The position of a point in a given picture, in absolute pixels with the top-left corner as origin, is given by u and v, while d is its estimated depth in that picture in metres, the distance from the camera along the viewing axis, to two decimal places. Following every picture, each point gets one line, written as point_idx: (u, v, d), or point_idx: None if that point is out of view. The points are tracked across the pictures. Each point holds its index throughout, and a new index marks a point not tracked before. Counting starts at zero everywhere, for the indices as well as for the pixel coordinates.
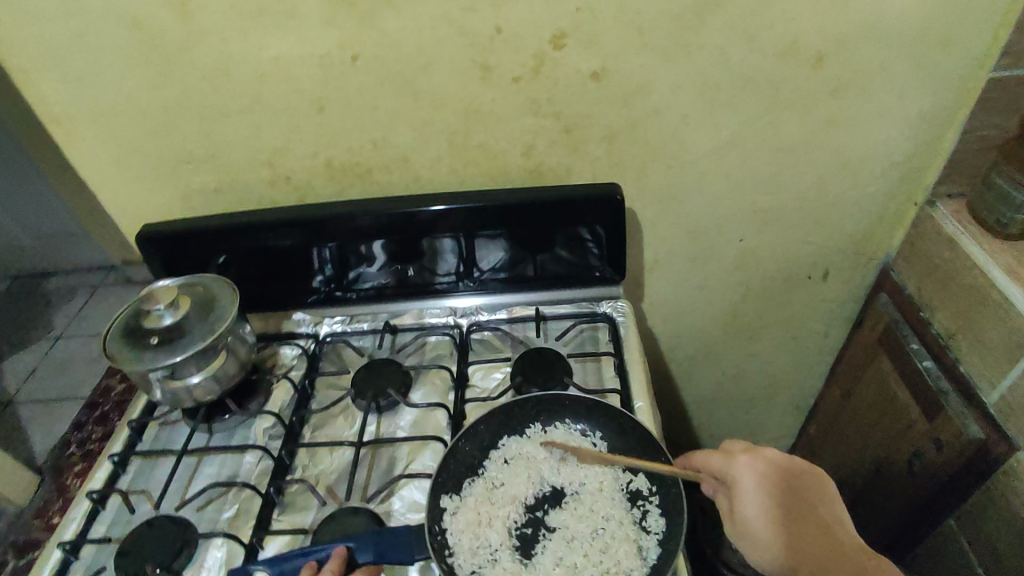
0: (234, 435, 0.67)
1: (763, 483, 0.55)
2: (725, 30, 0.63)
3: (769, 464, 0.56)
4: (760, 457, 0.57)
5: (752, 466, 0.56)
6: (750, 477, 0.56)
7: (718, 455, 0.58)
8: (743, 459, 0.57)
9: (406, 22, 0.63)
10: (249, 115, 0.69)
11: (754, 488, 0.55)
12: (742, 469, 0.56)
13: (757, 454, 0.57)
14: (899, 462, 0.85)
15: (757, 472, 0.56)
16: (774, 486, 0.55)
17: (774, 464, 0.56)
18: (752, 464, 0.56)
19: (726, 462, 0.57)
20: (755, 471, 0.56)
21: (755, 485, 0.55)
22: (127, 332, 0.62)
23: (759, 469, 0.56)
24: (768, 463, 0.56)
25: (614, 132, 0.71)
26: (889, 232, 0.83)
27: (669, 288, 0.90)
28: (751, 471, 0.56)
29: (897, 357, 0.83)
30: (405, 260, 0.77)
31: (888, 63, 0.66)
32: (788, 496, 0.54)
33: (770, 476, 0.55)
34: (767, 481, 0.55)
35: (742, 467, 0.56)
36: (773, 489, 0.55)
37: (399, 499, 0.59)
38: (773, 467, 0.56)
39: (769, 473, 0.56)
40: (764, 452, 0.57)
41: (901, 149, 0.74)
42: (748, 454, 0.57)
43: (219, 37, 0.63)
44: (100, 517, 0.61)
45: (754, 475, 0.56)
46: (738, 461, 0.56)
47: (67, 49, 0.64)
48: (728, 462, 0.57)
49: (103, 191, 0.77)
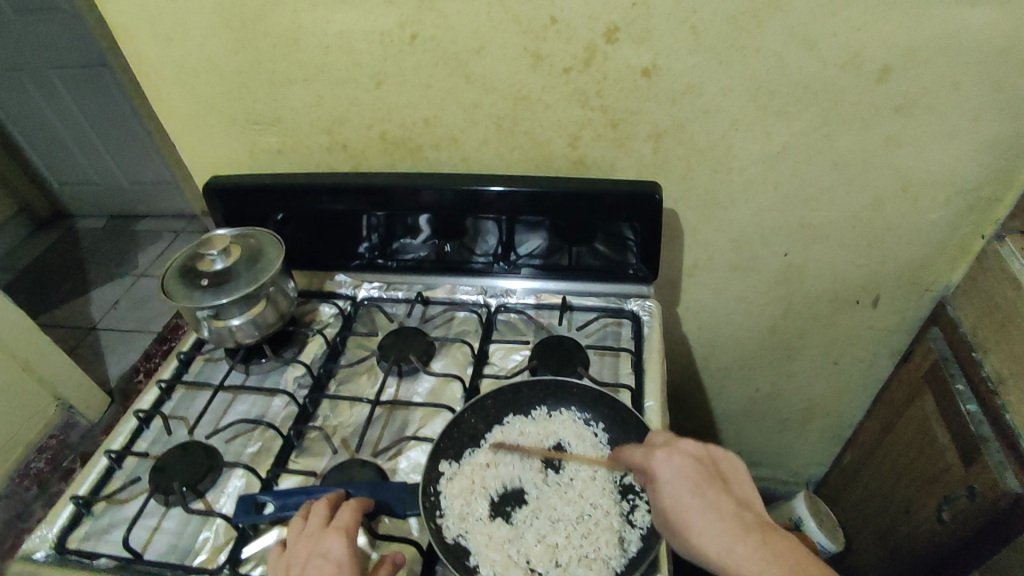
0: (267, 379, 0.73)
1: (679, 476, 0.48)
2: (784, 35, 0.61)
3: (686, 457, 0.49)
4: (675, 450, 0.49)
5: (667, 459, 0.49)
6: (665, 474, 0.48)
7: (637, 451, 0.51)
8: (659, 454, 0.49)
9: (464, 6, 0.65)
10: (313, 83, 0.74)
11: (670, 478, 0.48)
12: (659, 464, 0.49)
13: (676, 447, 0.50)
14: (930, 505, 0.81)
15: (673, 465, 0.48)
16: (690, 479, 0.48)
17: (691, 455, 0.49)
18: (669, 458, 0.49)
19: (643, 456, 0.51)
20: (672, 466, 0.48)
21: (671, 479, 0.48)
22: (183, 274, 0.68)
23: (675, 463, 0.48)
24: (684, 456, 0.49)
25: (661, 130, 0.71)
26: (950, 263, 0.79)
27: (706, 295, 0.89)
28: (668, 466, 0.48)
29: (940, 395, 0.79)
30: (446, 237, 0.80)
31: (961, 83, 0.62)
32: (707, 488, 0.47)
33: (685, 469, 0.48)
34: (685, 475, 0.48)
35: (658, 461, 0.49)
36: (690, 483, 0.47)
37: (406, 459, 0.62)
38: (688, 459, 0.49)
39: (684, 466, 0.48)
40: (680, 444, 0.50)
41: (971, 177, 0.70)
42: (665, 446, 0.50)
43: (291, 9, 0.68)
44: (143, 434, 0.67)
45: (669, 468, 0.48)
46: (654, 455, 0.49)
47: (159, 10, 0.70)
48: (646, 457, 0.50)
49: (181, 142, 0.84)
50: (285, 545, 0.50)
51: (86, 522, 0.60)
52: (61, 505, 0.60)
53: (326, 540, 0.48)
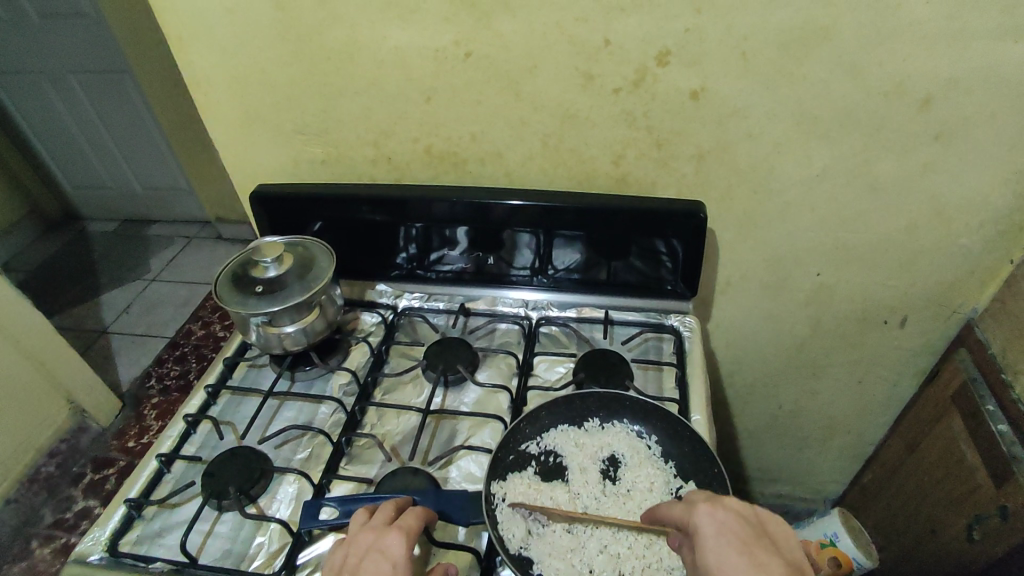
0: (313, 386, 0.74)
1: (723, 532, 0.45)
2: (831, 64, 0.64)
3: (731, 512, 0.46)
4: (720, 504, 0.47)
5: (712, 513, 0.46)
6: (709, 529, 0.45)
7: (678, 505, 0.49)
8: (702, 508, 0.47)
9: (519, 26, 0.67)
10: (364, 97, 0.75)
11: (715, 535, 0.45)
12: (702, 517, 0.46)
13: (719, 501, 0.47)
14: (957, 523, 0.82)
15: (718, 519, 0.46)
16: (737, 538, 0.44)
17: (736, 512, 0.46)
18: (713, 511, 0.46)
19: (686, 511, 0.48)
20: (717, 519, 0.46)
21: (714, 537, 0.45)
22: (235, 279, 0.69)
23: (720, 517, 0.46)
24: (729, 512, 0.46)
25: (704, 151, 0.73)
26: (979, 287, 0.81)
27: (737, 312, 0.90)
28: (711, 520, 0.45)
29: (969, 415, 0.81)
30: (485, 249, 0.81)
31: (1000, 113, 0.64)
32: (753, 547, 0.44)
33: (730, 523, 0.45)
34: (728, 531, 0.45)
35: (701, 515, 0.46)
36: (735, 540, 0.44)
37: (456, 468, 0.63)
38: (735, 517, 0.46)
39: (730, 521, 0.45)
40: (727, 501, 0.47)
41: (1005, 204, 0.72)
42: (708, 501, 0.47)
43: (348, 25, 0.69)
44: (190, 438, 0.68)
45: (712, 522, 0.45)
46: (698, 510, 0.47)
47: (216, 22, 0.71)
48: (688, 511, 0.47)
49: (225, 150, 0.85)
50: (346, 536, 0.51)
51: (138, 525, 0.60)
52: (113, 507, 0.60)
53: (388, 534, 0.49)
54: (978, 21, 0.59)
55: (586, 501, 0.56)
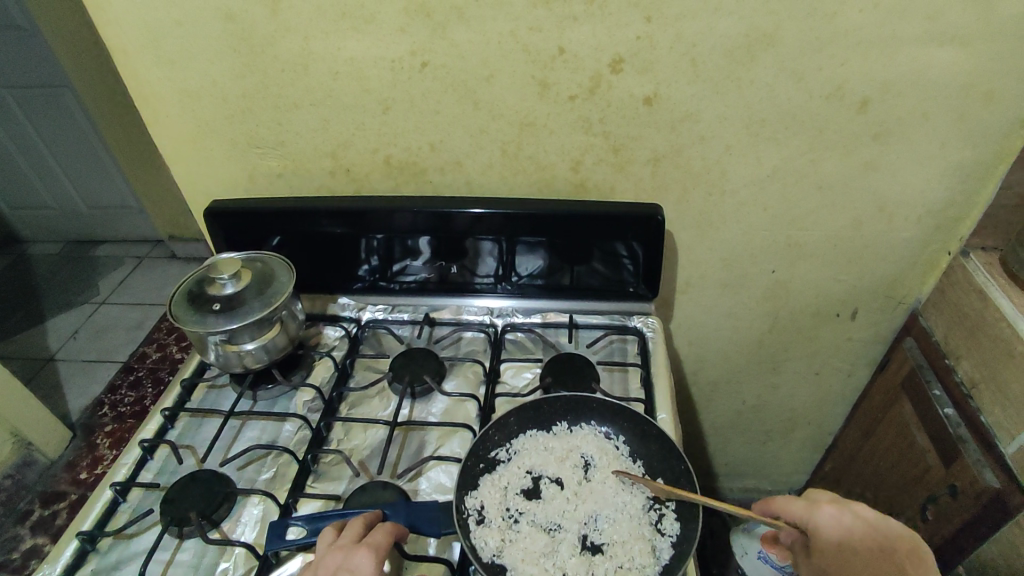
0: (277, 404, 0.72)
1: (849, 535, 0.53)
2: (776, 68, 0.66)
3: (859, 519, 0.54)
4: (850, 510, 0.55)
5: (837, 516, 0.55)
6: (833, 528, 0.54)
7: (797, 503, 0.57)
8: (829, 508, 0.55)
9: (474, 36, 0.67)
10: (320, 109, 0.75)
11: (837, 534, 0.54)
12: (825, 517, 0.55)
13: (849, 507, 0.55)
14: (913, 505, 0.85)
15: (843, 523, 0.54)
16: (862, 542, 0.53)
17: (868, 521, 0.54)
18: (838, 514, 0.55)
19: (809, 508, 0.56)
20: (840, 522, 0.54)
21: (838, 535, 0.54)
22: (191, 298, 0.67)
23: (845, 522, 0.54)
24: (857, 518, 0.55)
25: (659, 155, 0.74)
26: (921, 278, 0.85)
27: (698, 312, 0.92)
28: (835, 521, 0.54)
29: (917, 400, 0.85)
30: (448, 258, 0.81)
31: (932, 113, 0.68)
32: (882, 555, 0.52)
33: (856, 528, 0.54)
34: (857, 534, 0.53)
35: (826, 516, 0.55)
36: (860, 546, 0.53)
37: (426, 479, 0.62)
38: (862, 524, 0.54)
39: (856, 526, 0.54)
40: (856, 507, 0.55)
41: (940, 199, 0.76)
42: (838, 505, 0.56)
43: (301, 36, 0.69)
44: (147, 465, 0.65)
45: (838, 523, 0.54)
46: (824, 509, 0.55)
47: (163, 35, 0.69)
48: (811, 510, 0.56)
49: (176, 165, 0.82)
50: (314, 558, 0.50)
51: (92, 559, 0.58)
52: (64, 543, 0.57)
53: (357, 552, 0.48)
54: (908, 27, 0.62)
55: (558, 505, 0.56)
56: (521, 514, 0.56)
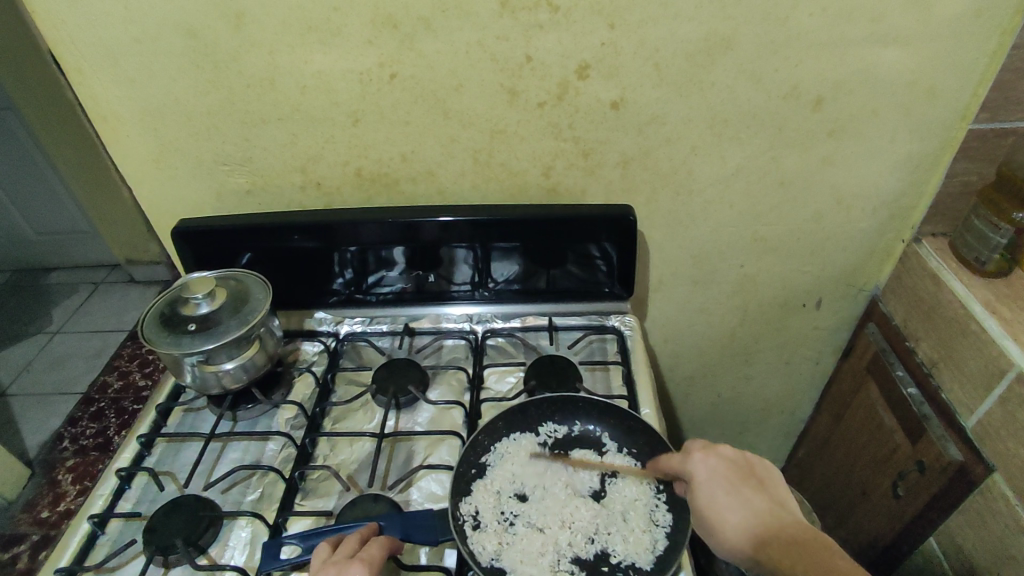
0: (257, 423, 0.70)
1: (714, 478, 0.53)
2: (734, 70, 0.69)
3: (721, 458, 0.54)
4: (712, 451, 0.55)
5: (705, 462, 0.54)
6: (705, 476, 0.54)
7: (674, 458, 0.57)
8: (697, 455, 0.55)
9: (442, 46, 0.68)
10: (289, 123, 0.74)
11: (709, 480, 0.53)
12: (695, 464, 0.54)
13: (713, 449, 0.55)
14: (884, 484, 0.88)
15: (710, 465, 0.54)
16: (726, 482, 0.53)
17: (728, 457, 0.55)
18: (705, 458, 0.54)
19: (682, 459, 0.56)
20: (708, 466, 0.54)
21: (706, 479, 0.53)
22: (163, 319, 0.66)
23: (712, 463, 0.54)
24: (720, 458, 0.55)
25: (627, 158, 0.76)
26: (878, 265, 0.89)
27: (671, 309, 0.95)
28: (704, 465, 0.54)
29: (883, 382, 0.88)
30: (424, 267, 0.82)
31: (881, 108, 0.72)
32: (745, 488, 0.52)
33: (719, 467, 0.54)
34: (720, 472, 0.53)
35: (696, 462, 0.54)
36: (725, 483, 0.53)
37: (417, 489, 0.62)
38: (725, 462, 0.54)
39: (722, 468, 0.54)
40: (719, 448, 0.55)
41: (893, 189, 0.80)
42: (702, 449, 0.55)
43: (267, 51, 0.68)
44: (126, 494, 0.63)
45: (708, 470, 0.54)
46: (692, 458, 0.55)
47: (123, 53, 0.68)
48: (683, 462, 0.55)
49: (140, 186, 0.80)
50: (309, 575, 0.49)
51: None
52: None
53: (351, 566, 0.47)
54: (854, 29, 0.66)
55: (551, 505, 0.57)
56: (516, 517, 0.56)
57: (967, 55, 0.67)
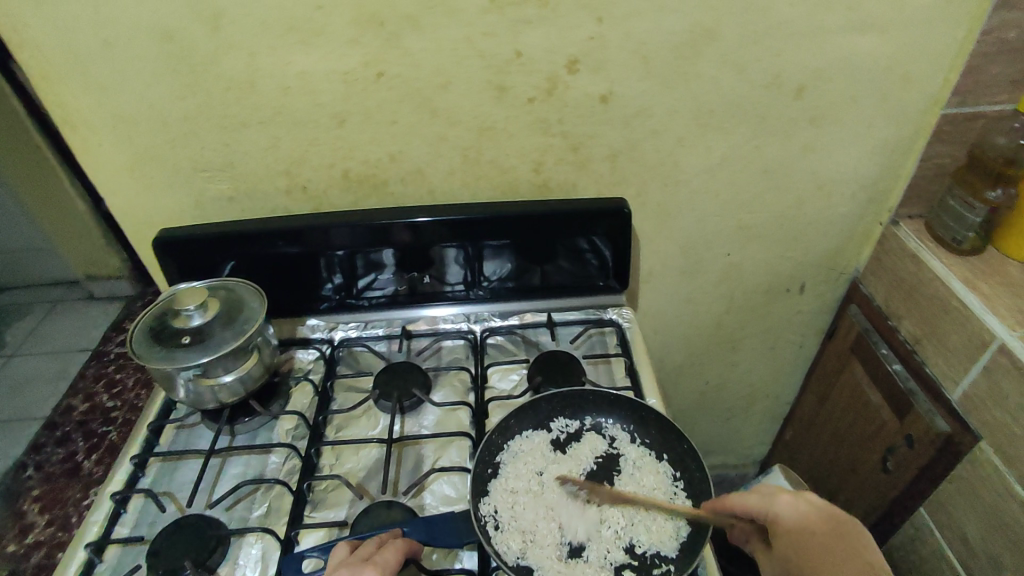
0: (257, 437, 0.68)
1: (808, 523, 0.52)
2: (719, 62, 0.70)
3: (813, 507, 0.53)
4: (804, 497, 0.54)
5: (793, 503, 0.53)
6: (790, 514, 0.53)
7: (754, 497, 0.55)
8: (785, 496, 0.54)
9: (429, 44, 0.66)
10: (270, 126, 0.71)
11: (796, 520, 0.52)
12: (784, 507, 0.53)
13: (802, 495, 0.54)
14: (873, 459, 0.91)
15: (798, 509, 0.53)
16: (814, 523, 0.52)
17: (820, 507, 0.53)
18: (795, 502, 0.53)
19: (765, 498, 0.54)
20: (797, 507, 0.53)
21: (798, 524, 0.52)
22: (153, 334, 0.63)
23: (800, 507, 0.53)
24: (808, 503, 0.54)
25: (616, 151, 0.77)
26: (857, 248, 0.92)
27: (661, 300, 0.96)
28: (792, 506, 0.53)
29: (868, 361, 0.91)
30: (417, 268, 0.80)
31: (858, 96, 0.74)
32: (838, 541, 0.50)
33: (812, 515, 0.52)
34: (813, 519, 0.52)
35: (782, 503, 0.53)
36: (822, 537, 0.50)
37: (430, 493, 0.61)
38: (814, 508, 0.53)
39: (812, 514, 0.52)
40: (807, 494, 0.54)
41: (870, 174, 0.83)
42: (792, 493, 0.54)
43: (245, 52, 0.65)
44: (122, 518, 0.60)
45: (794, 511, 0.53)
46: (779, 497, 0.54)
47: (90, 57, 0.64)
48: (768, 500, 0.54)
49: (112, 198, 0.76)
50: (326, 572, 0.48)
51: None
52: None
53: (364, 568, 0.46)
54: (833, 19, 0.68)
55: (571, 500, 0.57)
56: (536, 514, 0.56)
57: (938, 42, 0.70)
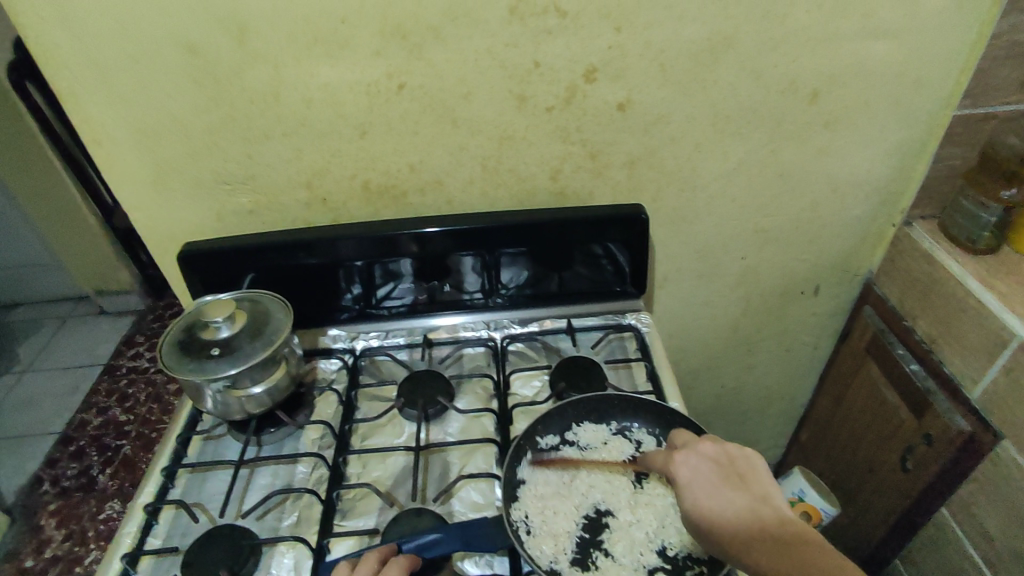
0: (284, 447, 0.69)
1: (696, 475, 0.52)
2: (736, 68, 0.71)
3: (702, 457, 0.53)
4: (694, 450, 0.53)
5: (687, 461, 0.53)
6: (684, 475, 0.52)
7: (661, 456, 0.56)
8: (678, 456, 0.53)
9: (450, 55, 0.67)
10: (294, 139, 0.72)
11: (692, 479, 0.52)
12: (679, 465, 0.53)
13: (693, 447, 0.54)
14: (892, 459, 0.92)
15: (693, 464, 0.53)
16: (706, 479, 0.51)
17: (707, 456, 0.53)
18: (688, 458, 0.53)
19: (666, 458, 0.55)
20: (690, 466, 0.52)
21: (687, 479, 0.51)
22: (182, 345, 0.64)
23: (692, 464, 0.52)
24: (700, 457, 0.53)
25: (634, 158, 0.78)
26: (872, 249, 0.92)
27: (677, 304, 0.96)
28: (688, 465, 0.53)
29: (883, 362, 0.91)
30: (435, 277, 0.81)
31: (873, 98, 0.75)
32: (725, 485, 0.50)
33: (703, 467, 0.52)
34: (701, 471, 0.51)
35: (679, 464, 0.53)
36: (710, 483, 0.51)
37: (458, 500, 0.62)
38: (703, 459, 0.53)
39: (703, 466, 0.52)
40: (699, 446, 0.54)
41: (884, 175, 0.83)
42: (686, 449, 0.54)
43: (271, 66, 0.66)
44: (153, 530, 0.61)
45: (688, 469, 0.52)
46: (675, 459, 0.53)
47: (118, 73, 0.65)
48: (667, 461, 0.54)
49: (136, 210, 0.77)
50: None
51: None
52: None
53: None
54: (848, 24, 0.69)
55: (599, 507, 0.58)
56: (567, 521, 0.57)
57: (951, 44, 0.71)
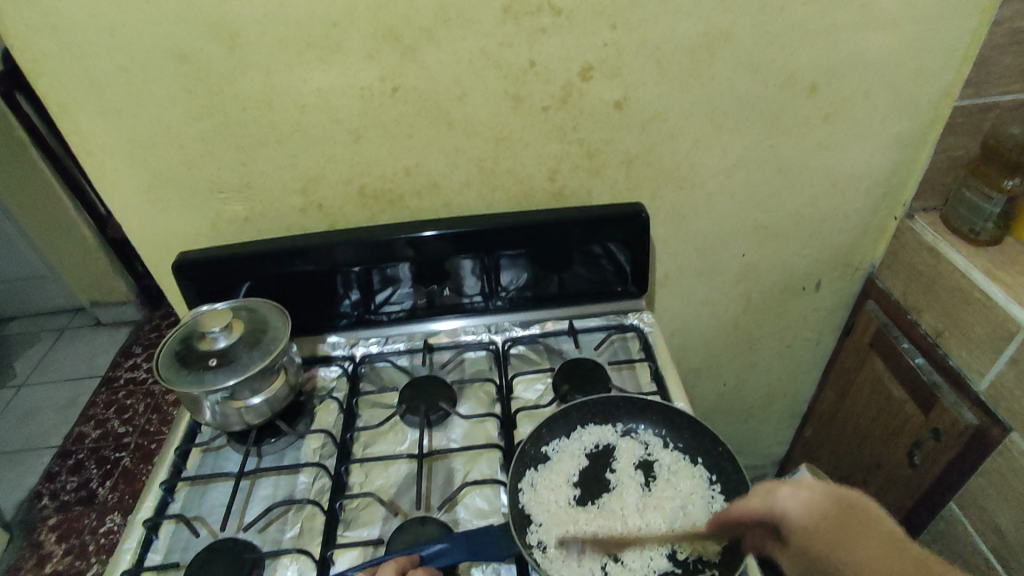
0: (284, 457, 0.68)
1: (815, 515, 0.49)
2: (733, 63, 0.70)
3: (814, 492, 0.50)
4: (801, 486, 0.51)
5: (793, 495, 0.50)
6: (797, 510, 0.49)
7: (757, 495, 0.52)
8: (784, 490, 0.50)
9: (444, 57, 0.67)
10: (287, 145, 0.71)
11: (802, 515, 0.49)
12: (785, 501, 0.50)
13: (799, 483, 0.51)
14: (899, 454, 0.91)
15: (801, 499, 0.50)
16: (827, 517, 0.49)
17: (822, 492, 0.50)
18: (795, 492, 0.50)
19: (767, 497, 0.51)
20: (799, 500, 0.50)
21: (805, 520, 0.49)
22: (179, 357, 0.63)
23: (802, 498, 0.50)
24: (811, 490, 0.50)
25: (632, 156, 0.77)
26: (873, 243, 0.92)
27: (678, 302, 0.95)
28: (795, 500, 0.50)
29: (888, 356, 0.91)
30: (434, 281, 0.80)
31: (871, 91, 0.75)
32: (849, 523, 0.48)
33: (817, 502, 0.49)
34: (820, 508, 0.49)
35: (785, 499, 0.50)
36: (832, 522, 0.48)
37: (463, 507, 0.61)
38: (818, 494, 0.50)
39: (815, 502, 0.49)
40: (805, 480, 0.51)
41: (884, 168, 0.83)
42: (790, 484, 0.51)
43: (263, 71, 0.65)
44: (153, 545, 0.59)
45: (799, 504, 0.49)
46: (779, 492, 0.50)
47: (108, 82, 0.64)
48: (769, 499, 0.51)
49: (130, 221, 0.76)
50: None
51: None
52: None
53: None
54: (844, 17, 0.68)
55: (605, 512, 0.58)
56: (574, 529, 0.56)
57: (949, 35, 0.71)
